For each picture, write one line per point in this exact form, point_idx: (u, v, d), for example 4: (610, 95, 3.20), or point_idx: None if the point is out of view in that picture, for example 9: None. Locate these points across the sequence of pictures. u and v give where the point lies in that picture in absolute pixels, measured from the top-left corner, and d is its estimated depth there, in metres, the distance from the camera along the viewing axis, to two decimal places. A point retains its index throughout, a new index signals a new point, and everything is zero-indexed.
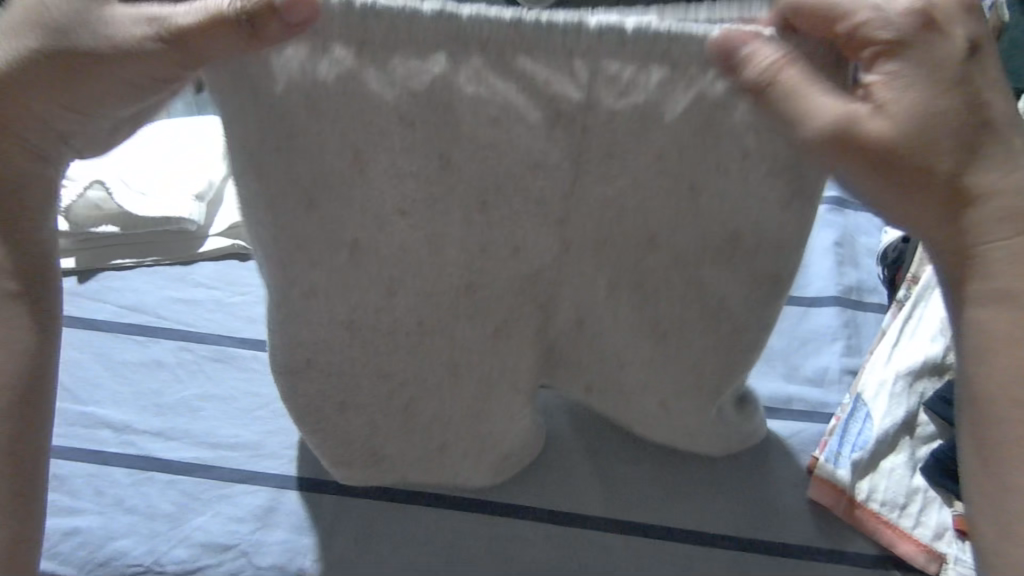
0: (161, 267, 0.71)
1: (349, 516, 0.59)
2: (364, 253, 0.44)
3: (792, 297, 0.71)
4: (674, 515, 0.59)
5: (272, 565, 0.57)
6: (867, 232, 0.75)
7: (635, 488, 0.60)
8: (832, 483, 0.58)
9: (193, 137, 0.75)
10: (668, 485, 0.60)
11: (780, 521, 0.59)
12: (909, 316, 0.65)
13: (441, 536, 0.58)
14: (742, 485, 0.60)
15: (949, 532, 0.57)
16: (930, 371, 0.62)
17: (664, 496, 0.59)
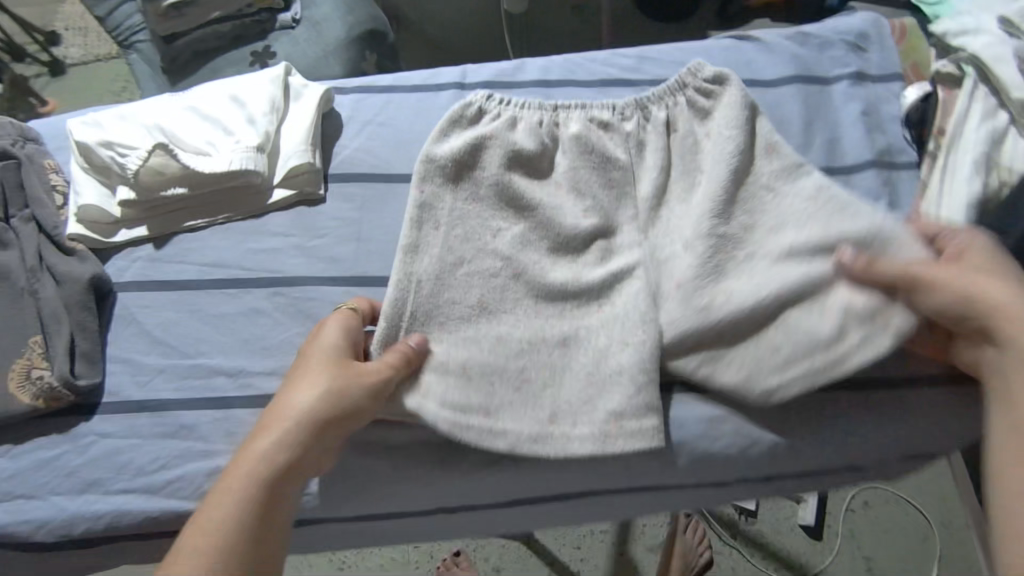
0: (234, 224, 0.72)
1: (471, 416, 0.63)
2: (485, 370, 0.64)
3: (833, 168, 0.76)
4: (778, 373, 0.63)
5: (428, 457, 0.65)
6: (887, 100, 0.80)
7: (722, 361, 0.64)
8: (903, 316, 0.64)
9: (244, 96, 0.75)
10: (756, 350, 0.64)
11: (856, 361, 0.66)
12: (944, 165, 0.71)
13: (568, 421, 0.63)
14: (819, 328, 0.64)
15: None
16: (975, 208, 0.68)
17: (756, 351, 0.64)
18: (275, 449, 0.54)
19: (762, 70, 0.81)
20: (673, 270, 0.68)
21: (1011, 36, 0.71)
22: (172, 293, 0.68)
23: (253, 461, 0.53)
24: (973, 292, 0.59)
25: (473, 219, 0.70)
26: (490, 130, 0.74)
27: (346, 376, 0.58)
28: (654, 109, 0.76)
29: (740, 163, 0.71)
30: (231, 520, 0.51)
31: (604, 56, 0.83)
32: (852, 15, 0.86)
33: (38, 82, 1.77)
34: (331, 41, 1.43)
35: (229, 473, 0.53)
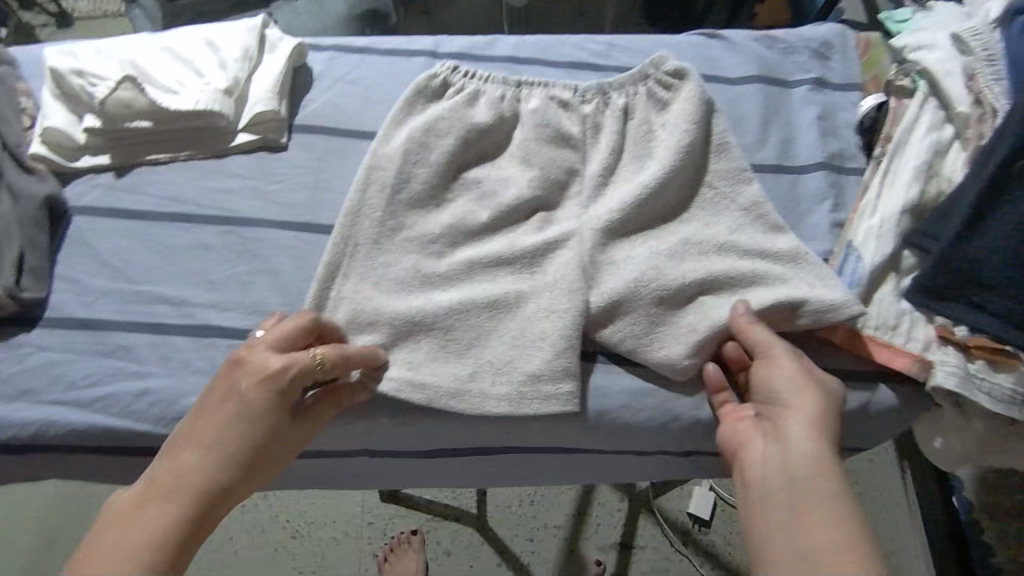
0: (195, 162, 0.74)
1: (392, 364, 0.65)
2: (413, 324, 0.66)
3: (784, 166, 0.78)
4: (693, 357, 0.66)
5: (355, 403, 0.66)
6: (844, 108, 0.83)
7: (639, 338, 0.66)
8: (819, 308, 0.66)
9: (219, 42, 0.77)
10: (674, 325, 0.67)
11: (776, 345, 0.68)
12: (887, 169, 0.73)
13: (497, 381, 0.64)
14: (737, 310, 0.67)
15: (935, 341, 0.67)
16: (911, 212, 0.71)
17: (671, 329, 0.67)
18: (224, 433, 0.55)
19: (727, 68, 0.84)
20: (609, 243, 0.70)
21: (961, 53, 0.75)
22: (126, 222, 0.70)
23: (171, 480, 0.54)
24: (795, 457, 0.57)
25: (420, 172, 0.72)
26: (451, 105, 0.75)
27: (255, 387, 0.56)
28: (615, 94, 0.78)
29: (689, 153, 0.74)
30: (176, 481, 0.54)
31: (577, 40, 0.86)
32: (821, 25, 0.89)
33: (43, 32, 1.79)
34: (333, 16, 1.45)
35: (155, 480, 0.54)
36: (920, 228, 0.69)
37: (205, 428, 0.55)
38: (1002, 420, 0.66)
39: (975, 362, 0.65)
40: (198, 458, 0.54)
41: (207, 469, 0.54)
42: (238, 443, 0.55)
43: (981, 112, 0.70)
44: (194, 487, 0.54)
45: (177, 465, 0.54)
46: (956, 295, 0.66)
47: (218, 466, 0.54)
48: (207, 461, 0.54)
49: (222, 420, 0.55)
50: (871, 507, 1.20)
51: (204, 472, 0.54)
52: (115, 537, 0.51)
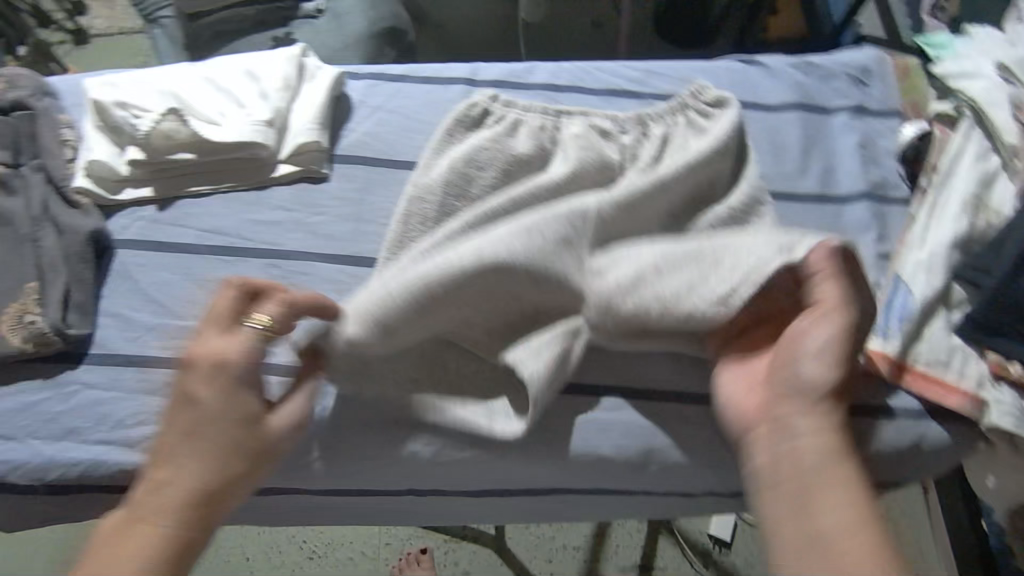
0: (237, 194, 0.73)
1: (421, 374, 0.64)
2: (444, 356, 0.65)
3: (827, 195, 0.78)
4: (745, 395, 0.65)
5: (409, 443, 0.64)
6: (885, 136, 0.82)
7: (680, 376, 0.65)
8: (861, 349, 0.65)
9: (260, 73, 0.77)
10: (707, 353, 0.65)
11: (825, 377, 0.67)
12: (934, 202, 0.72)
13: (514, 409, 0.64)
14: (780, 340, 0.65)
15: (988, 378, 0.66)
16: (960, 245, 0.70)
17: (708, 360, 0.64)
18: (199, 436, 0.53)
19: (766, 95, 0.83)
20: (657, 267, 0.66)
21: (1006, 83, 0.75)
22: (169, 256, 0.70)
23: (154, 499, 0.53)
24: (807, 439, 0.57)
25: (462, 204, 0.71)
26: (493, 134, 0.74)
27: (217, 395, 0.54)
28: (654, 125, 0.76)
29: (717, 181, 0.73)
30: (159, 493, 0.53)
31: (614, 68, 0.86)
32: (857, 50, 0.89)
33: (60, 48, 1.79)
34: (353, 33, 1.45)
35: (137, 503, 0.53)
36: (970, 261, 0.68)
37: (181, 432, 0.54)
38: None
39: None
40: (170, 468, 0.53)
41: (188, 474, 0.53)
42: (217, 442, 0.54)
43: None
44: (177, 495, 0.53)
45: (155, 479, 0.53)
46: (1009, 330, 0.65)
47: (192, 470, 0.53)
48: (184, 467, 0.53)
49: (178, 426, 0.54)
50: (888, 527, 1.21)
51: (183, 478, 0.53)
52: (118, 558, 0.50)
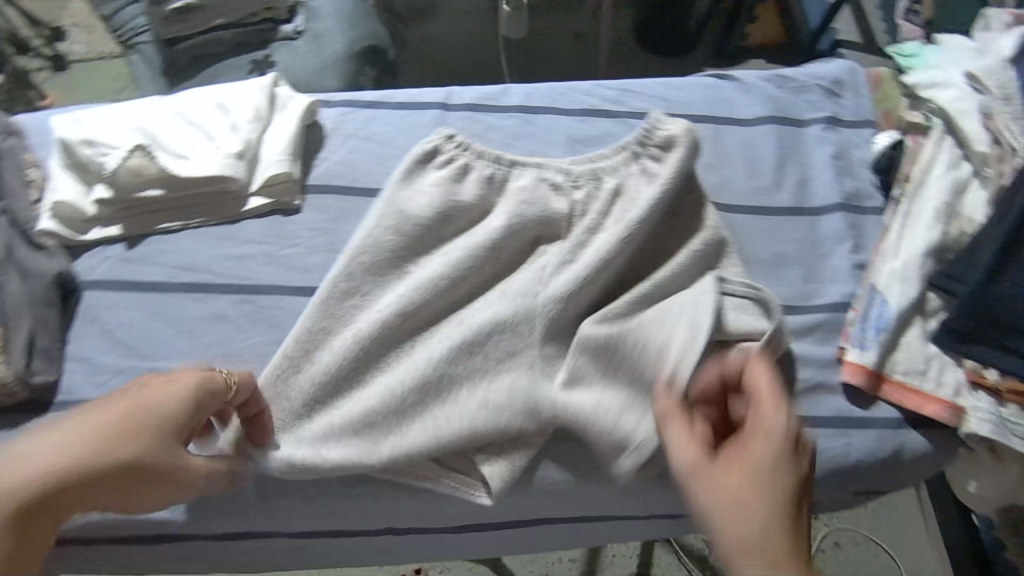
0: (207, 229, 0.73)
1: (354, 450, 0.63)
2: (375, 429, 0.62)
3: (802, 208, 0.78)
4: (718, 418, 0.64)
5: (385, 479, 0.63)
6: (859, 145, 0.82)
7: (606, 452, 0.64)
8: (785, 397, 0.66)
9: (230, 104, 0.76)
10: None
11: (803, 392, 0.67)
12: (908, 211, 0.72)
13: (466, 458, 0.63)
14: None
15: (967, 387, 0.66)
16: (934, 254, 0.70)
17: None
18: (129, 410, 0.52)
19: (739, 109, 0.84)
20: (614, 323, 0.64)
21: (975, 91, 0.75)
22: (138, 294, 0.69)
23: (56, 447, 0.51)
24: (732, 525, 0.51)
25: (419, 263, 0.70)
26: (440, 179, 0.73)
27: (170, 400, 0.54)
28: (606, 178, 0.73)
29: (665, 224, 0.72)
30: (64, 454, 0.51)
31: (587, 86, 0.86)
32: (829, 61, 0.90)
33: (39, 75, 1.78)
34: (331, 55, 1.38)
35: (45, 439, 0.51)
36: (945, 270, 0.68)
37: (126, 402, 0.53)
38: None
39: (1010, 408, 0.64)
40: (95, 433, 0.51)
41: (100, 440, 0.51)
42: (143, 421, 0.52)
43: (999, 151, 0.70)
44: (79, 467, 0.50)
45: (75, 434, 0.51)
46: (985, 339, 0.65)
47: (105, 431, 0.51)
48: (102, 438, 0.51)
49: (126, 396, 0.54)
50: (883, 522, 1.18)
51: (94, 440, 0.51)
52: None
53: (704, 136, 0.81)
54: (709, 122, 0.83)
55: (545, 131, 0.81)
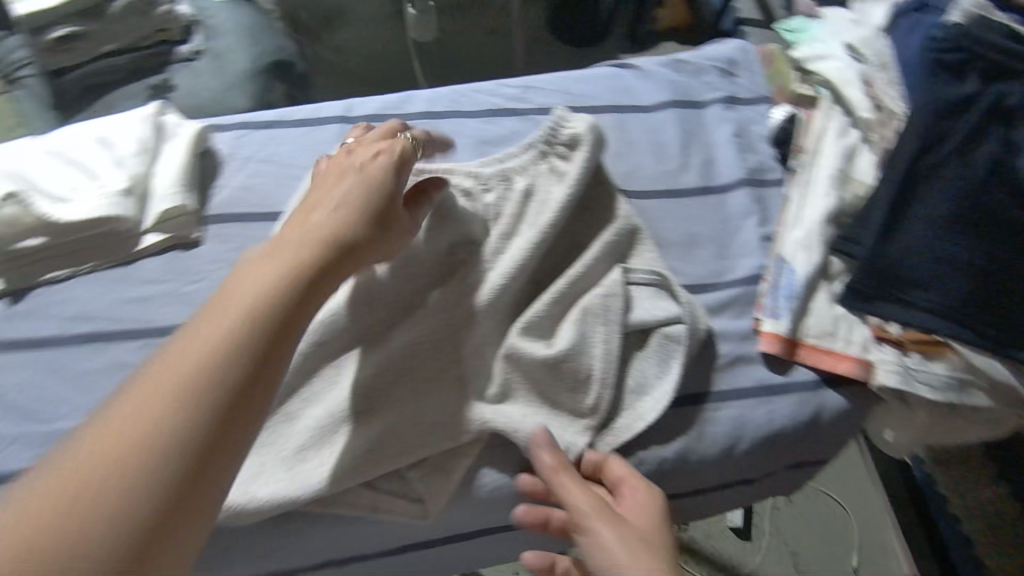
0: (100, 273, 0.68)
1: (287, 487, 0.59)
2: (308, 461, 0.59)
3: (709, 187, 0.80)
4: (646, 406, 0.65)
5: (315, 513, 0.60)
6: (757, 121, 0.85)
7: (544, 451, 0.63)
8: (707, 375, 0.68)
9: (113, 139, 0.72)
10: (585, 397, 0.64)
11: (724, 366, 0.69)
12: (805, 181, 0.75)
13: (404, 479, 0.61)
14: (660, 373, 0.66)
15: (873, 343, 0.69)
16: (833, 219, 0.73)
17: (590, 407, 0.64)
18: (266, 298, 0.47)
19: (641, 97, 0.85)
20: (534, 334, 0.65)
21: (856, 61, 0.79)
22: (27, 352, 0.64)
23: (199, 343, 0.44)
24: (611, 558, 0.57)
25: None
26: None
27: (348, 208, 0.57)
28: (516, 179, 0.73)
29: (576, 220, 0.72)
30: (211, 354, 0.43)
31: (490, 87, 0.85)
32: (723, 42, 0.92)
33: None
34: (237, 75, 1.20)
35: (192, 338, 0.44)
36: (844, 234, 0.71)
37: (275, 279, 0.49)
38: (946, 411, 0.68)
39: (913, 357, 0.68)
40: (237, 326, 0.45)
41: (221, 340, 0.44)
42: (211, 327, 0.45)
43: (882, 116, 0.74)
44: (225, 371, 0.43)
45: (220, 318, 0.45)
46: (885, 295, 0.68)
47: (202, 334, 0.44)
48: (247, 331, 0.45)
49: (275, 269, 0.49)
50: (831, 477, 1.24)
51: (216, 336, 0.44)
52: (163, 402, 0.41)
53: (608, 126, 0.82)
54: (612, 112, 0.83)
55: (451, 136, 0.80)
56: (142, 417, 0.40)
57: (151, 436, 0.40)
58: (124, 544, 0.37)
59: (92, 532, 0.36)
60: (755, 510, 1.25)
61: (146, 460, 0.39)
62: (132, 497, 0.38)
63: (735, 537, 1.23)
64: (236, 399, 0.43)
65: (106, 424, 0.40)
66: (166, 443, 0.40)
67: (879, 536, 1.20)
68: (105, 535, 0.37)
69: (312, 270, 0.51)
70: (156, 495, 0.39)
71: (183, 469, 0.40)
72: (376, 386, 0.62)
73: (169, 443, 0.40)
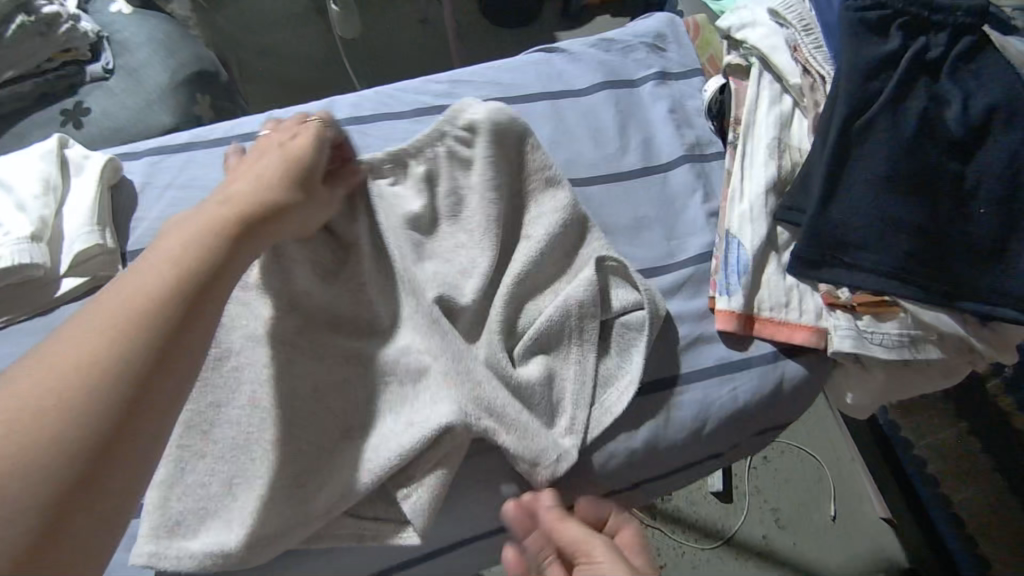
0: (19, 327, 0.64)
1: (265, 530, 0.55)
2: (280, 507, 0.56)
3: (651, 166, 0.79)
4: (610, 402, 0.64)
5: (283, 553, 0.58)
6: (691, 96, 0.84)
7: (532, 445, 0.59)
8: (667, 358, 0.68)
9: (13, 179, 0.66)
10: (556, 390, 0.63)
11: (683, 348, 0.68)
12: (744, 152, 0.75)
13: (383, 501, 0.58)
14: (622, 363, 0.65)
15: (824, 310, 0.70)
16: (774, 189, 0.73)
17: (565, 419, 0.62)
18: (189, 258, 0.47)
19: (573, 80, 0.83)
20: (496, 343, 0.61)
21: (780, 27, 0.78)
22: None
23: (124, 300, 0.44)
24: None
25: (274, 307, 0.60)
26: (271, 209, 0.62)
27: (260, 186, 0.55)
28: (426, 169, 0.67)
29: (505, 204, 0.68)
30: (135, 311, 0.44)
31: (417, 84, 0.82)
32: (650, 17, 0.91)
33: None
34: (156, 90, 1.10)
35: (124, 291, 0.45)
36: (786, 204, 0.71)
37: (203, 234, 0.49)
38: (899, 368, 0.70)
39: (864, 320, 0.69)
40: (163, 286, 0.45)
41: (149, 299, 0.44)
42: (136, 283, 0.45)
43: (811, 80, 0.74)
44: (150, 327, 0.44)
45: (149, 275, 0.46)
46: (831, 261, 0.68)
47: (127, 290, 0.45)
48: (171, 290, 0.45)
49: (205, 228, 0.50)
50: (802, 431, 1.27)
51: (140, 294, 0.45)
52: (86, 355, 0.41)
53: (542, 114, 0.80)
54: (545, 99, 0.81)
55: (382, 140, 0.77)
56: (66, 373, 0.41)
57: (71, 390, 0.40)
58: (42, 498, 0.38)
59: (15, 493, 0.37)
60: (734, 470, 1.23)
61: (72, 413, 0.40)
62: (58, 450, 0.39)
63: (718, 500, 1.21)
64: (162, 352, 0.44)
65: (32, 372, 0.41)
66: (86, 402, 0.40)
67: (855, 484, 1.24)
68: (34, 499, 0.38)
69: (244, 222, 0.52)
70: (74, 450, 0.39)
71: (114, 419, 0.41)
72: (333, 412, 0.59)
73: (91, 396, 0.41)
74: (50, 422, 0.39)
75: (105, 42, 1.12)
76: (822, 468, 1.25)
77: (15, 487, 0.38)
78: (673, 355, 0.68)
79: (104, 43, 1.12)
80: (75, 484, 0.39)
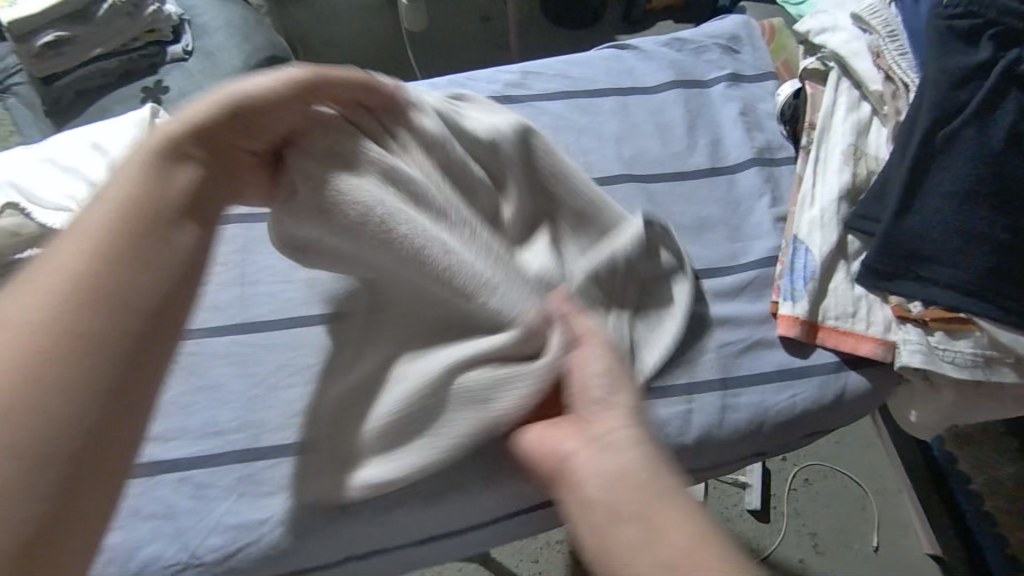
0: None
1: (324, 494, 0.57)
2: None
3: (717, 167, 0.78)
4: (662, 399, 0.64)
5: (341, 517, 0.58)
6: (763, 99, 0.83)
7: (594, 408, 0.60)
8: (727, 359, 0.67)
9: (107, 144, 0.70)
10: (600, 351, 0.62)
11: (743, 350, 0.67)
12: (818, 157, 0.73)
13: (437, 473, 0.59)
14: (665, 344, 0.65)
15: (894, 322, 0.68)
16: (847, 196, 0.71)
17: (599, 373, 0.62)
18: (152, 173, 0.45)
19: (643, 78, 0.83)
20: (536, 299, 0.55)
21: (863, 32, 0.77)
22: None
23: (91, 225, 0.41)
24: (592, 499, 0.43)
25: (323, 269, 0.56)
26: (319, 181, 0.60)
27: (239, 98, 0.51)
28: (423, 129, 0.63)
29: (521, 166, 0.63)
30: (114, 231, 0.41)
31: (488, 74, 0.83)
32: (724, 18, 0.90)
33: None
34: (231, 72, 1.14)
35: (87, 221, 0.42)
36: (859, 212, 0.70)
37: (171, 140, 0.46)
38: (970, 387, 0.67)
39: (936, 335, 0.66)
40: (141, 203, 0.43)
41: (122, 218, 0.42)
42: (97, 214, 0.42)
43: (893, 88, 0.72)
44: (141, 243, 0.42)
45: (108, 203, 0.43)
46: (905, 273, 0.66)
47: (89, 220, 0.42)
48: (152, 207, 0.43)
49: (171, 133, 0.47)
50: (846, 455, 1.22)
51: (106, 218, 0.42)
52: (63, 280, 0.38)
53: (611, 109, 0.80)
54: (615, 94, 0.82)
55: None
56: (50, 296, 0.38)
57: (58, 310, 0.37)
58: (78, 423, 0.36)
59: (41, 426, 0.35)
60: (773, 489, 1.20)
61: (71, 332, 0.37)
62: (80, 371, 0.36)
63: (756, 519, 1.18)
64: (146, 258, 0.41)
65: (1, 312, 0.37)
66: (85, 320, 0.38)
67: (899, 517, 1.18)
68: (52, 447, 0.35)
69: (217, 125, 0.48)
70: (95, 368, 0.37)
71: (129, 332, 0.39)
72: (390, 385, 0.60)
73: (91, 313, 0.38)
74: (52, 347, 0.36)
75: (188, 23, 1.17)
76: (866, 496, 1.19)
77: (44, 418, 0.35)
78: (733, 356, 0.67)
79: (187, 24, 1.17)
80: (99, 400, 0.37)
